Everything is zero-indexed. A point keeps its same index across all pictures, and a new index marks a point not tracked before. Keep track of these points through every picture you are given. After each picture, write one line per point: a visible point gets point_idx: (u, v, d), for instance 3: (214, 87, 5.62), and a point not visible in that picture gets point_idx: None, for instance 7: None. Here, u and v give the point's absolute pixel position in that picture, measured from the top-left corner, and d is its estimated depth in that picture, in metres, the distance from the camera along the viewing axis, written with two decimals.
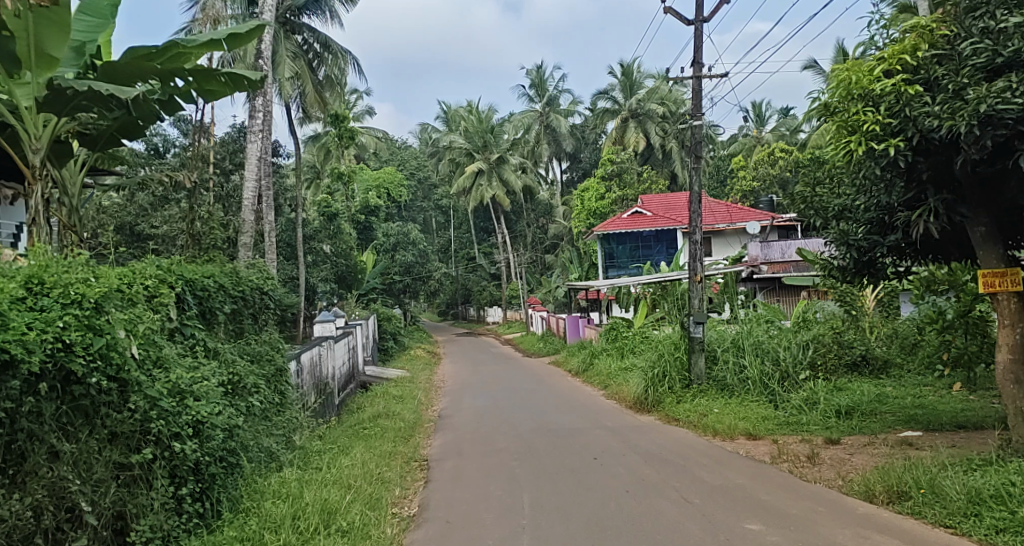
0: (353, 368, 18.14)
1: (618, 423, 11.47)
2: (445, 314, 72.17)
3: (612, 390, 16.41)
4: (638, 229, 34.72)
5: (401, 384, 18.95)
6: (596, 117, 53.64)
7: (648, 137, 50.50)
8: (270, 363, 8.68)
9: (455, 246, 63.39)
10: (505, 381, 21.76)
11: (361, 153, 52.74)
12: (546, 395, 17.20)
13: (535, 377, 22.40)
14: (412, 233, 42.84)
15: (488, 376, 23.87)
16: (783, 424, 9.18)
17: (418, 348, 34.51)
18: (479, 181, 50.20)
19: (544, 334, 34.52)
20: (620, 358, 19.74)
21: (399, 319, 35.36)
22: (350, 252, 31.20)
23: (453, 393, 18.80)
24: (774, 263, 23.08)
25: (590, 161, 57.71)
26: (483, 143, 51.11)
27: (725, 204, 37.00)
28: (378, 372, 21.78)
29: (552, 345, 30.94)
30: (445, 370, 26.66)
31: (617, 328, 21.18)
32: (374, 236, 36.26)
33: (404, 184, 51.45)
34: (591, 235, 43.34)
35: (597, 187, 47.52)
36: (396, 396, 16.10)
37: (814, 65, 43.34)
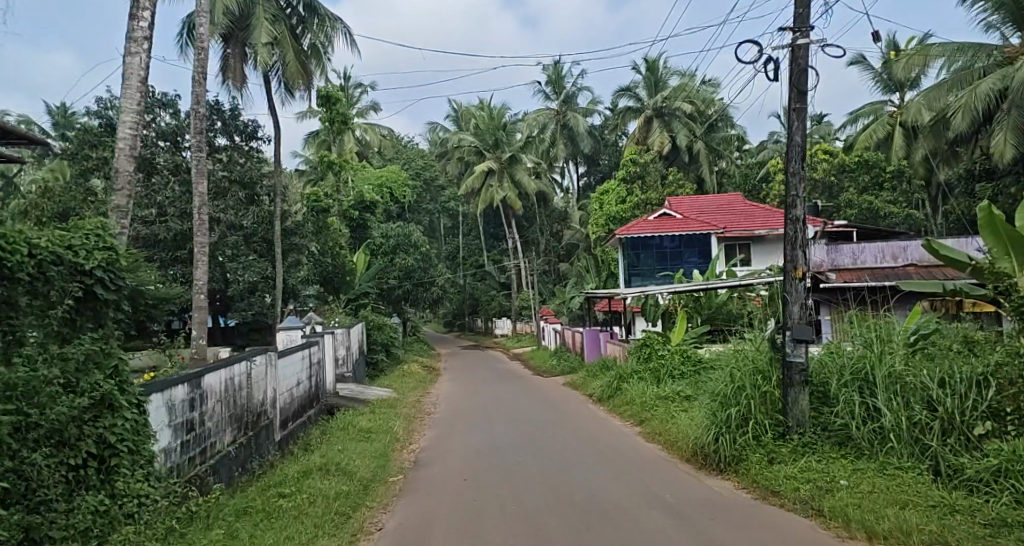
0: (314, 389, 14.13)
1: (669, 486, 7.93)
2: (451, 325, 68.17)
3: (648, 426, 12.52)
4: (666, 233, 30.78)
5: (377, 410, 14.94)
6: (617, 116, 49.82)
7: (675, 138, 46.62)
8: (54, 399, 4.92)
9: (462, 253, 59.53)
10: (506, 403, 18.16)
11: (363, 150, 49.05)
12: (557, 424, 13.66)
13: (541, 398, 18.84)
14: (414, 235, 39.07)
15: (486, 396, 20.27)
16: (996, 528, 5.46)
17: (415, 362, 30.60)
18: (490, 183, 46.88)
19: (557, 349, 30.53)
20: (657, 384, 15.74)
21: (394, 329, 31.48)
22: (338, 251, 27.39)
23: (441, 419, 15.20)
24: (844, 270, 19.09)
25: (610, 164, 53.79)
26: (495, 140, 47.72)
27: (765, 208, 33.02)
28: (355, 393, 17.82)
29: (567, 363, 26.97)
30: (440, 388, 23.04)
31: (651, 344, 17.06)
32: (369, 236, 32.43)
33: (409, 185, 47.84)
34: (611, 241, 39.42)
35: (618, 191, 43.76)
36: (363, 430, 12.13)
37: (863, 60, 39.35)
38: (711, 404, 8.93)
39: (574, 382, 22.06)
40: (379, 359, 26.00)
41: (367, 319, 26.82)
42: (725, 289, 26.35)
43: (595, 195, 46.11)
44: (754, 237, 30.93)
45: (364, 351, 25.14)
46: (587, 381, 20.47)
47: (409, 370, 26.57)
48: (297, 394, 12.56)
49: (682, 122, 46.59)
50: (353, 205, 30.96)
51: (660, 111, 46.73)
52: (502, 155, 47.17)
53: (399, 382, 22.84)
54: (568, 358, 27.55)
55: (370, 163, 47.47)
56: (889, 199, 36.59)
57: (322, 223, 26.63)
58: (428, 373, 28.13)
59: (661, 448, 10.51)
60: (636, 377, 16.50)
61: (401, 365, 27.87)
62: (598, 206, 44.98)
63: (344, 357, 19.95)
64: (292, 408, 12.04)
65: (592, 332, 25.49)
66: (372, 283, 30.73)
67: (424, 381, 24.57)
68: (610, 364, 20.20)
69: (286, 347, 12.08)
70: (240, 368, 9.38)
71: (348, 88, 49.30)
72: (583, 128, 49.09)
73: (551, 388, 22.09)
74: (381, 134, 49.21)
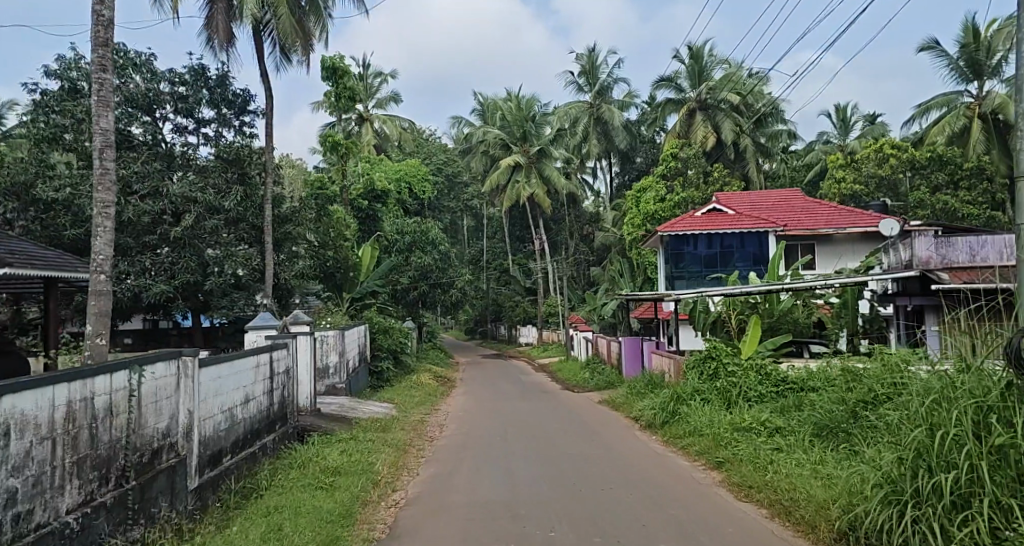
0: (279, 408, 10.71)
1: None
2: (472, 332, 64.62)
3: (727, 470, 9.01)
4: (716, 230, 27.31)
5: (361, 434, 11.45)
6: (656, 110, 46.22)
7: (720, 133, 43.02)
8: None
9: (486, 256, 56.11)
10: (534, 423, 14.86)
11: (382, 143, 46.02)
12: (600, 463, 10.28)
13: (573, 418, 15.48)
14: (431, 232, 35.77)
15: (505, 413, 16.92)
16: None
17: (428, 372, 27.12)
18: (516, 179, 43.55)
19: (589, 360, 26.94)
20: (729, 410, 12.26)
21: (406, 334, 28.09)
22: (344, 244, 24.15)
23: (448, 447, 11.85)
24: (959, 268, 15.70)
25: (646, 162, 50.16)
26: (522, 133, 44.43)
27: (828, 205, 29.42)
28: (344, 410, 14.44)
29: (601, 376, 23.35)
30: (454, 402, 19.80)
31: (718, 356, 13.49)
32: (381, 231, 29.22)
33: (430, 180, 44.70)
34: (649, 242, 35.80)
35: (656, 189, 40.08)
36: (329, 470, 8.68)
37: (934, 46, 35.36)
38: (907, 464, 5.80)
39: (610, 402, 18.45)
40: (386, 368, 22.59)
41: (373, 321, 23.49)
42: (788, 294, 22.67)
43: (631, 193, 42.54)
44: (816, 236, 27.21)
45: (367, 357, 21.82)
46: (626, 403, 16.85)
47: (421, 381, 23.14)
48: (246, 413, 9.14)
49: (727, 115, 42.96)
50: (363, 196, 27.70)
51: (703, 103, 43.16)
52: (530, 150, 43.91)
53: (405, 396, 19.42)
54: (603, 371, 23.94)
55: (388, 156, 44.33)
56: (966, 199, 32.58)
57: (325, 211, 23.43)
58: (443, 385, 24.68)
59: (767, 519, 7.06)
60: (697, 398, 12.89)
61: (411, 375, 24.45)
62: (633, 205, 41.31)
63: (334, 365, 16.62)
64: (235, 436, 8.61)
65: (632, 340, 21.97)
66: (382, 282, 27.43)
67: (435, 394, 21.13)
68: (661, 383, 16.63)
69: (230, 350, 8.65)
70: (115, 383, 5.94)
71: (366, 77, 46.28)
72: (618, 121, 45.53)
73: (586, 405, 18.70)
74: (401, 127, 46.17)
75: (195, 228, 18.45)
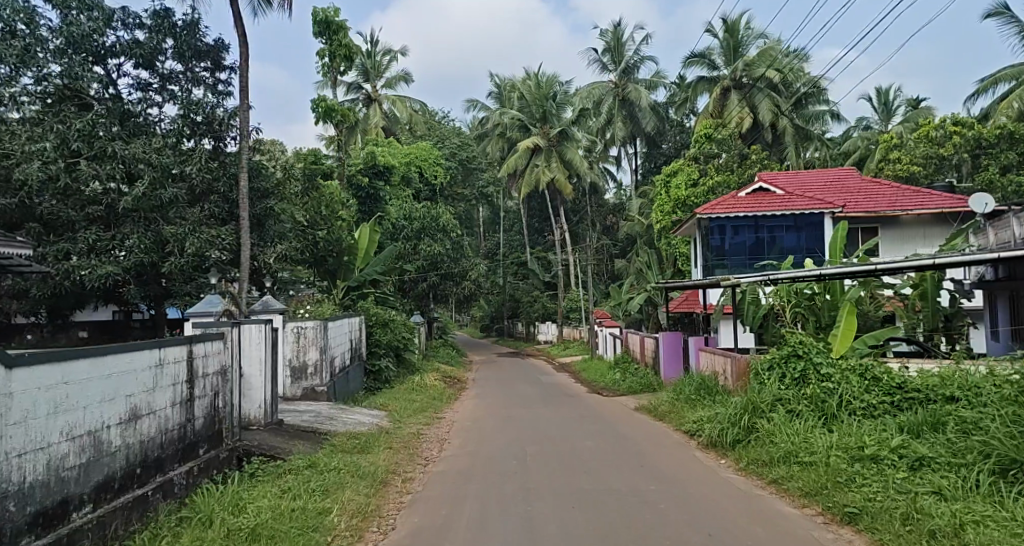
0: (206, 423, 7.57)
1: None
2: (487, 330, 61.31)
3: (875, 532, 5.81)
4: (763, 212, 24.04)
5: (323, 458, 8.27)
6: (686, 89, 42.86)
7: (757, 113, 39.59)
8: None
9: (502, 248, 52.92)
10: (557, 437, 11.68)
11: (391, 126, 43.09)
12: (661, 509, 7.09)
13: (605, 430, 12.32)
14: (442, 217, 32.73)
15: (519, 422, 13.78)
16: None
17: (434, 372, 23.97)
18: (536, 163, 40.63)
19: (618, 359, 23.73)
20: (830, 427, 8.96)
21: (411, 330, 24.98)
22: (338, 223, 21.10)
23: (443, 477, 8.68)
24: None
25: (674, 148, 46.81)
26: (542, 114, 41.32)
27: (890, 185, 25.94)
28: (315, 421, 11.33)
29: (633, 377, 20.18)
30: (458, 407, 16.68)
31: (807, 353, 10.14)
32: (385, 213, 26.19)
33: (442, 164, 41.73)
34: (680, 229, 32.53)
35: (687, 172, 36.72)
36: (244, 533, 5.55)
37: (1003, 12, 31.70)
38: None
39: (648, 409, 15.28)
40: (384, 366, 19.48)
41: (369, 311, 20.37)
42: (854, 281, 19.35)
43: (659, 178, 39.24)
44: (879, 218, 23.82)
45: (361, 354, 18.76)
46: (671, 413, 13.63)
47: (425, 382, 20.00)
48: (130, 438, 6.02)
49: (765, 94, 39.55)
50: (365, 173, 24.63)
51: (739, 82, 39.81)
52: (550, 132, 40.85)
53: (403, 400, 16.30)
54: (636, 370, 20.76)
55: (397, 139, 41.37)
56: None
57: (316, 185, 20.40)
58: (451, 387, 21.51)
59: None
60: (779, 408, 9.59)
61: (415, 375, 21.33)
62: (662, 190, 38.00)
63: (313, 362, 13.60)
64: (102, 476, 5.52)
65: (671, 333, 18.78)
66: (384, 269, 24.37)
67: (439, 397, 18.06)
68: (718, 393, 13.36)
69: (97, 344, 5.54)
70: None
71: (375, 54, 43.34)
72: (645, 102, 42.24)
73: (619, 412, 15.53)
74: (413, 109, 43.27)
75: (149, 197, 15.52)
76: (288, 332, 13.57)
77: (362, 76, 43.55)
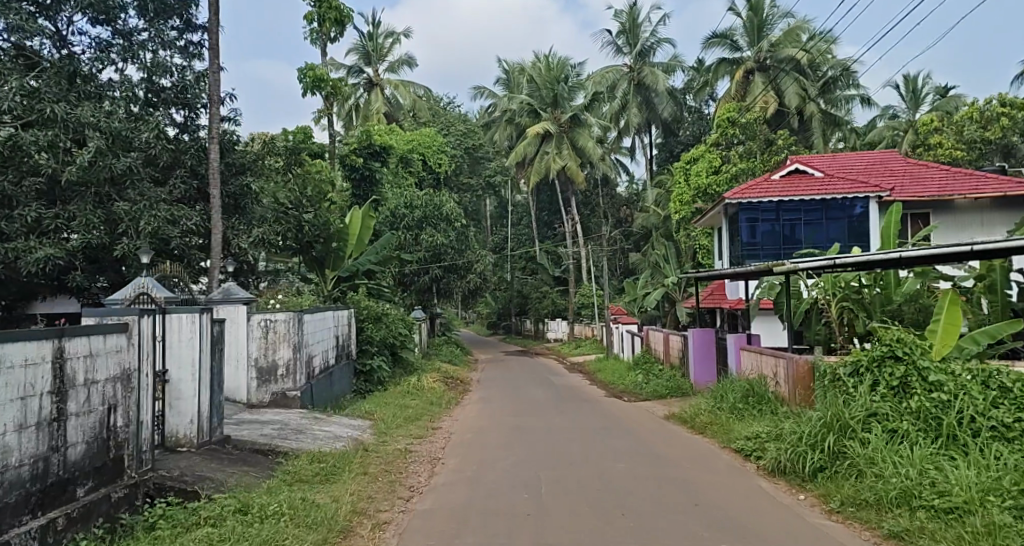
0: (89, 451, 5.36)
1: None
2: (494, 327, 59.00)
3: None
4: (800, 197, 21.73)
5: (260, 497, 6.03)
6: (705, 73, 40.45)
7: (782, 97, 37.15)
8: None
9: (510, 242, 50.58)
10: (578, 456, 9.40)
11: (394, 112, 40.84)
12: None
13: (635, 446, 10.04)
14: (446, 205, 30.47)
15: (528, 433, 11.50)
16: None
17: (434, 373, 21.62)
18: (546, 150, 38.40)
19: (638, 358, 21.41)
20: (956, 454, 6.65)
21: (410, 325, 22.68)
22: (326, 205, 18.81)
23: (429, 518, 6.42)
24: None
25: (691, 136, 44.40)
26: (553, 98, 39.06)
27: (937, 168, 23.58)
28: (278, 436, 9.08)
29: (657, 380, 17.87)
30: (457, 414, 14.41)
31: (907, 352, 7.81)
32: (381, 197, 23.92)
33: (447, 152, 39.52)
34: (702, 219, 30.16)
35: (708, 159, 34.32)
36: None
37: None
38: None
39: (681, 418, 12.95)
40: (375, 365, 17.18)
41: (360, 303, 18.04)
42: (910, 272, 17.00)
43: (678, 165, 36.86)
44: (930, 203, 21.46)
45: (349, 352, 16.51)
46: (713, 426, 11.30)
47: (422, 383, 17.68)
48: None
49: (791, 77, 37.12)
50: (359, 154, 22.29)
51: (763, 64, 37.39)
52: (562, 117, 38.63)
53: (394, 406, 14.00)
54: (661, 372, 18.46)
55: (399, 125, 39.11)
56: None
57: (302, 163, 18.16)
58: (452, 388, 19.19)
59: None
60: (875, 426, 7.27)
61: (412, 376, 18.99)
62: (681, 179, 35.62)
63: (284, 362, 11.34)
64: None
65: (701, 333, 16.54)
66: (380, 258, 22.07)
67: (438, 401, 15.81)
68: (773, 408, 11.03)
69: None
70: None
71: (376, 37, 41.09)
72: (662, 86, 39.87)
73: (647, 421, 13.23)
74: (416, 94, 41.07)
75: (98, 168, 13.31)
76: (254, 326, 11.32)
77: (363, 59, 41.32)
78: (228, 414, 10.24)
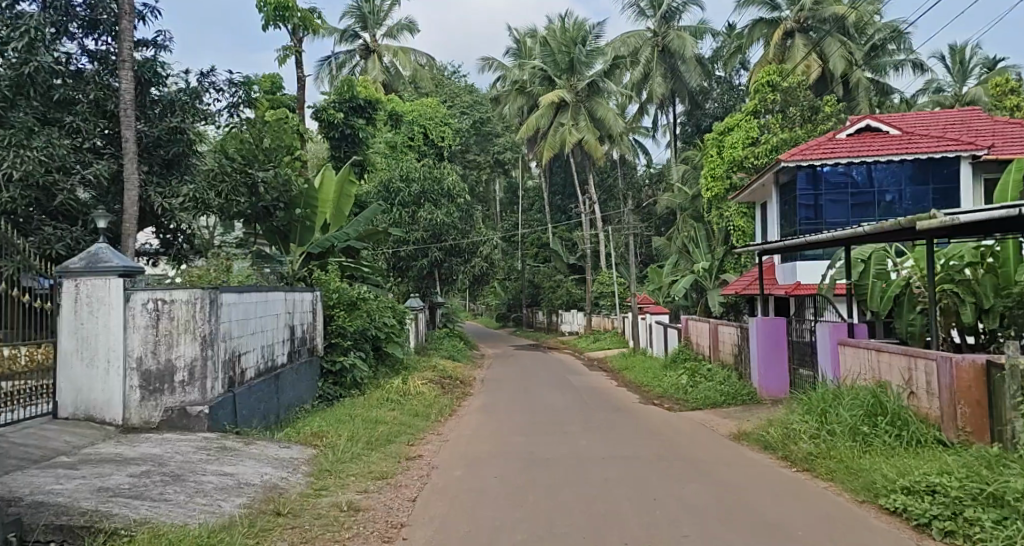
0: None
1: None
2: (503, 319, 55.15)
3: None
4: (872, 158, 18.17)
5: None
6: (737, 36, 36.46)
7: (826, 62, 33.12)
8: None
9: (520, 227, 46.76)
10: (637, 521, 5.67)
11: (392, 81, 37.14)
12: None
13: (723, 504, 6.29)
14: (449, 178, 26.75)
15: (550, 471, 7.76)
16: None
17: (428, 372, 17.86)
18: (561, 121, 34.84)
19: (675, 355, 17.60)
20: None
21: (400, 314, 18.92)
22: (292, 164, 15.10)
23: None
24: None
25: (719, 109, 40.43)
26: (568, 63, 35.48)
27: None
28: (125, 494, 5.36)
29: (707, 383, 14.03)
30: (450, 432, 10.70)
31: None
32: (367, 164, 20.17)
33: (452, 125, 35.86)
34: (741, 194, 26.31)
35: (744, 129, 30.43)
36: None
37: None
38: None
39: (762, 442, 9.11)
40: (345, 361, 13.41)
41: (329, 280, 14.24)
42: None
43: (709, 137, 32.97)
44: None
45: (313, 348, 12.93)
46: (828, 459, 7.44)
47: (404, 384, 13.90)
48: None
49: (836, 39, 33.07)
50: (337, 106, 18.49)
51: (804, 25, 33.40)
52: (577, 85, 35.02)
53: (356, 418, 10.23)
54: (708, 373, 14.63)
55: (398, 95, 35.42)
56: None
57: (258, 109, 14.43)
58: (446, 391, 15.38)
59: None
60: None
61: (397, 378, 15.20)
62: (712, 151, 32.14)
63: (185, 361, 7.63)
64: None
65: (766, 324, 12.80)
66: (363, 234, 18.30)
67: (427, 412, 12.09)
68: (917, 437, 7.31)
69: None
70: None
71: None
72: (690, 51, 35.94)
73: (716, 443, 9.48)
74: (418, 62, 37.36)
75: None
76: (137, 311, 7.60)
77: (359, 24, 37.63)
78: (74, 446, 6.52)
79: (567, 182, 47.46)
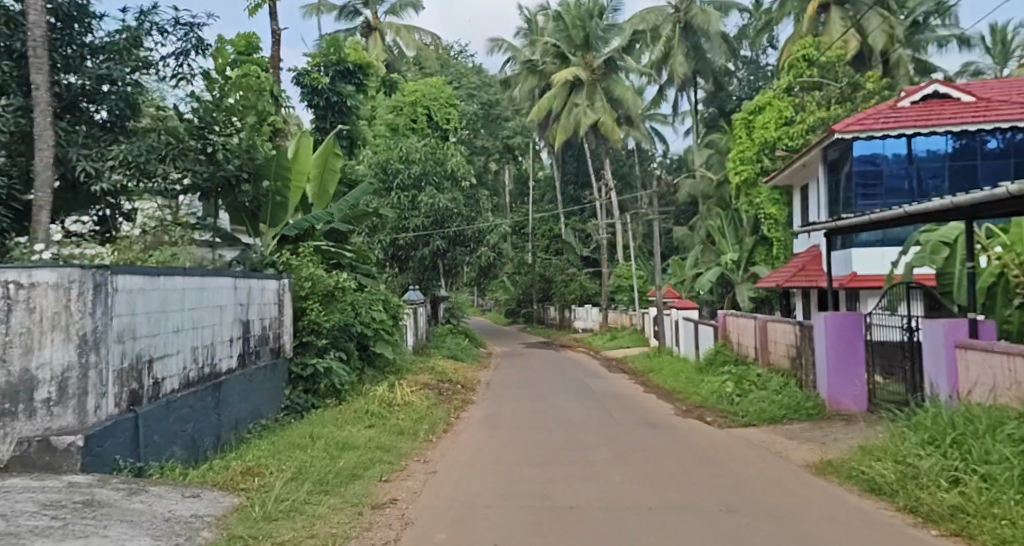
0: None
1: None
2: (513, 316, 52.79)
3: None
4: (942, 127, 15.80)
5: None
6: (766, 11, 33.92)
7: (864, 37, 30.55)
8: None
9: (531, 218, 44.40)
10: None
11: (396, 62, 34.85)
12: None
13: None
14: (453, 161, 24.43)
15: (573, 531, 5.37)
16: None
17: (426, 375, 15.53)
18: (575, 103, 32.50)
19: (712, 359, 15.20)
20: None
21: (396, 309, 16.61)
22: (264, 131, 12.77)
23: None
24: None
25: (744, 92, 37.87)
26: (584, 40, 33.14)
27: None
28: None
29: (758, 394, 11.64)
30: (438, 458, 8.29)
31: None
32: (360, 138, 17.84)
33: (459, 107, 33.55)
34: (776, 178, 23.87)
35: (777, 108, 28.03)
36: None
37: None
38: None
39: (864, 484, 6.68)
40: (315, 362, 11.01)
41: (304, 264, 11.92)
42: None
43: (738, 118, 30.53)
44: None
45: (281, 346, 10.81)
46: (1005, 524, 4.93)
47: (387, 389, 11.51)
48: None
49: (875, 12, 30.51)
50: (322, 70, 16.21)
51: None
52: (593, 63, 32.79)
53: (319, 443, 7.85)
54: (758, 380, 12.23)
55: (402, 76, 33.12)
56: None
57: (219, 61, 12.05)
58: (442, 400, 12.99)
59: None
60: None
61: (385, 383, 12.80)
62: (741, 133, 29.83)
63: (51, 368, 5.40)
64: None
65: (839, 320, 10.46)
66: (351, 218, 16.00)
67: (415, 429, 9.69)
68: None
69: None
70: None
71: None
72: (715, 28, 33.43)
73: (795, 482, 7.06)
74: (423, 42, 35.03)
75: None
76: None
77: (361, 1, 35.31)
78: None
79: (580, 171, 45.07)
